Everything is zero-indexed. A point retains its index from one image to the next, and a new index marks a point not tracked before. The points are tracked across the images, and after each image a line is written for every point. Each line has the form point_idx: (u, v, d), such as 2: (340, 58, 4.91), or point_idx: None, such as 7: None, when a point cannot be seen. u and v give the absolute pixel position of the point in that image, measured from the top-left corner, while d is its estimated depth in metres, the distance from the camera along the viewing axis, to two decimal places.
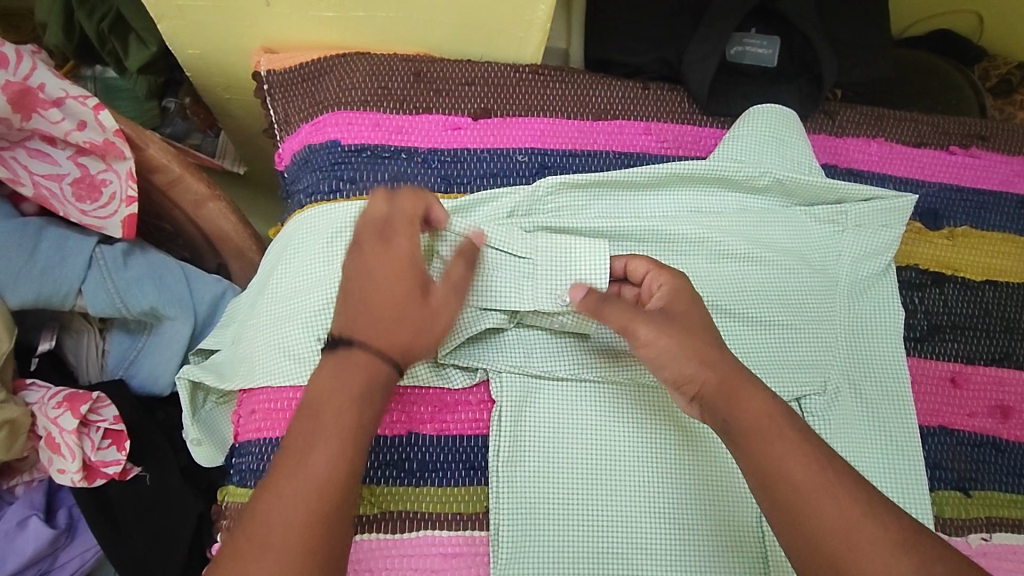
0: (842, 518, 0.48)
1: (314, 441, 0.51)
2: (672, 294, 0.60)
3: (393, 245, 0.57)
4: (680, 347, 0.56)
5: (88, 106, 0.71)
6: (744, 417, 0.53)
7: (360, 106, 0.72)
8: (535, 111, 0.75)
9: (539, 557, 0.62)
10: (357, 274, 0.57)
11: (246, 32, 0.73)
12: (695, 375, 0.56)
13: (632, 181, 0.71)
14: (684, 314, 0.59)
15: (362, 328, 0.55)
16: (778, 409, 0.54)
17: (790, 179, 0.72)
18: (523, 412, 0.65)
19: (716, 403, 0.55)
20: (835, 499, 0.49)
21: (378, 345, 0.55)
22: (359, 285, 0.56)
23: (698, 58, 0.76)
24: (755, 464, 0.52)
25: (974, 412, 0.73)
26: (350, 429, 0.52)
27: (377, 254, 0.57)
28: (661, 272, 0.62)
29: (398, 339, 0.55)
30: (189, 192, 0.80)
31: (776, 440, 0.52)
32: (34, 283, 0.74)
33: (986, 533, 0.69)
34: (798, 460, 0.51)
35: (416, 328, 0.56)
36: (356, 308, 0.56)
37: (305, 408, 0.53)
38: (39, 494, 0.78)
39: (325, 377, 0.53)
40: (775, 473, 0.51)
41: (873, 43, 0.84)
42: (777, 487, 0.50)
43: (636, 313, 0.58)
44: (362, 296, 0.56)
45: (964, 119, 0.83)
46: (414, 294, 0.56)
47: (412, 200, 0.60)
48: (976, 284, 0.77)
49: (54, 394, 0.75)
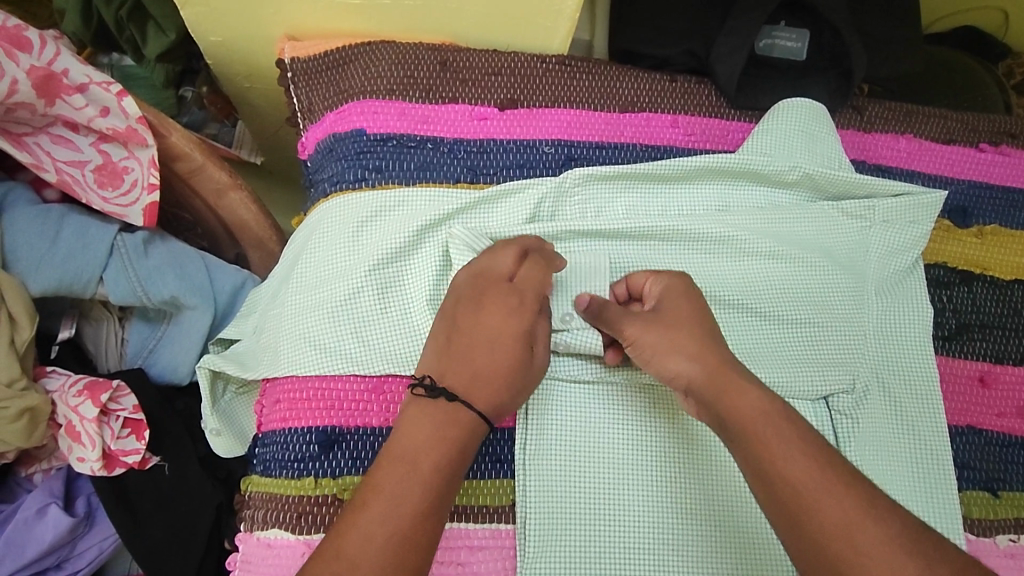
0: (844, 516, 0.47)
1: (416, 469, 0.51)
2: (667, 293, 0.61)
3: (512, 305, 0.59)
4: (665, 344, 0.57)
5: (112, 92, 0.71)
6: (736, 413, 0.53)
7: (385, 95, 0.72)
8: (561, 102, 0.74)
9: (566, 553, 0.61)
10: (473, 330, 0.58)
11: (270, 19, 0.73)
12: (683, 372, 0.56)
13: (660, 174, 0.70)
14: (675, 309, 0.59)
15: (470, 384, 0.55)
16: (771, 404, 0.53)
17: (819, 173, 0.71)
18: (548, 411, 0.64)
19: (706, 396, 0.55)
20: (834, 495, 0.48)
21: (486, 407, 0.55)
22: (467, 341, 0.57)
23: (726, 50, 0.75)
24: (751, 460, 0.51)
25: (1002, 412, 0.72)
26: (455, 459, 0.52)
27: (501, 314, 0.58)
28: (661, 274, 0.62)
29: (499, 400, 0.56)
30: (210, 181, 0.79)
31: (772, 437, 0.51)
32: (55, 270, 0.73)
33: (1014, 535, 0.68)
34: (797, 457, 0.50)
35: (517, 392, 0.57)
36: (464, 358, 0.56)
37: (409, 438, 0.52)
38: (58, 482, 0.78)
39: (433, 403, 0.54)
40: (772, 468, 0.50)
41: (903, 38, 0.83)
42: (774, 483, 0.49)
43: (626, 313, 0.60)
44: (476, 355, 0.57)
45: (994, 116, 0.82)
46: (524, 357, 0.58)
47: (538, 267, 0.62)
48: (1005, 282, 0.76)
49: (75, 382, 0.74)
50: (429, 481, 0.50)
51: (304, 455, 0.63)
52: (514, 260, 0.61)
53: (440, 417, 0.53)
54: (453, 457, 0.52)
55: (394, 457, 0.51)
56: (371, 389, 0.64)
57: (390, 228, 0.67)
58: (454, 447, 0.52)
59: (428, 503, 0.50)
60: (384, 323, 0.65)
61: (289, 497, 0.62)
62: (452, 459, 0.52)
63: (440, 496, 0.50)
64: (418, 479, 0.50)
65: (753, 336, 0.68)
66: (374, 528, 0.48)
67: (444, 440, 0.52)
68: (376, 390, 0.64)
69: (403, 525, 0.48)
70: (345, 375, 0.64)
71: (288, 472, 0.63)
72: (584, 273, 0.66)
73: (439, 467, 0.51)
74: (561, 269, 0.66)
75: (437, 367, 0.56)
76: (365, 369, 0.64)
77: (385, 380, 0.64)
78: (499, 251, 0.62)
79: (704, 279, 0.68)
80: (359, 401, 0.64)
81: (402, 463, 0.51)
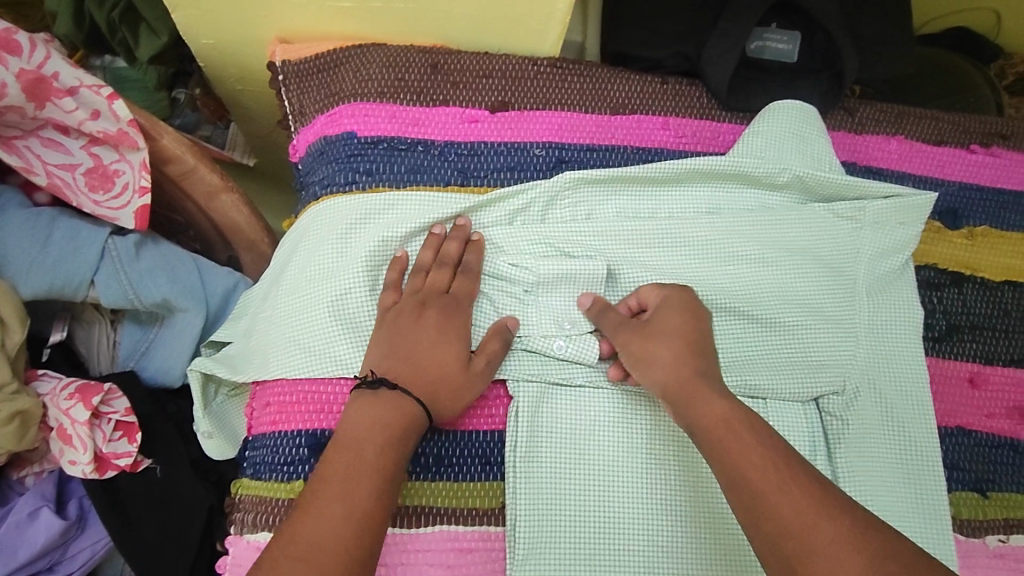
0: (797, 512, 0.47)
1: (361, 451, 0.55)
2: (665, 304, 0.62)
3: (449, 317, 0.63)
4: (649, 352, 0.59)
5: (101, 96, 0.70)
6: (704, 419, 0.54)
7: (376, 98, 0.72)
8: (552, 104, 0.75)
9: (555, 552, 0.61)
10: (407, 335, 0.61)
11: (261, 22, 0.73)
12: (658, 380, 0.58)
13: (651, 176, 0.71)
14: (668, 321, 0.60)
15: (410, 377, 0.59)
16: (735, 412, 0.54)
17: (810, 176, 0.71)
18: (539, 413, 0.64)
19: (678, 403, 0.57)
20: (789, 493, 0.49)
21: (421, 394, 0.59)
22: (404, 344, 0.61)
23: (718, 52, 0.75)
24: (716, 460, 0.52)
25: (991, 413, 0.72)
26: (395, 445, 0.56)
27: (435, 319, 0.62)
28: (661, 287, 0.63)
29: (435, 392, 0.60)
30: (202, 183, 0.79)
31: (733, 440, 0.52)
32: (46, 274, 0.73)
33: (1003, 535, 0.68)
34: (756, 457, 0.51)
35: (453, 391, 0.60)
36: (402, 359, 0.60)
37: (351, 426, 0.57)
38: (49, 486, 0.77)
39: (374, 398, 0.58)
40: (733, 471, 0.51)
41: (894, 39, 0.83)
42: (734, 480, 0.50)
43: (621, 322, 0.62)
44: (416, 354, 0.61)
45: (985, 117, 0.83)
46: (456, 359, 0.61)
47: (469, 279, 0.65)
48: (995, 284, 0.76)
49: (66, 385, 0.74)
50: (375, 467, 0.54)
51: (294, 458, 0.63)
52: (450, 273, 0.65)
53: (380, 409, 0.57)
54: (394, 443, 0.56)
55: (344, 442, 0.56)
56: None
57: (379, 229, 0.67)
58: (392, 435, 0.56)
59: (376, 485, 0.53)
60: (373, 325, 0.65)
61: (279, 500, 0.62)
62: (394, 445, 0.56)
63: (385, 476, 0.54)
64: (363, 465, 0.54)
65: (742, 338, 0.68)
66: (325, 509, 0.51)
67: (383, 424, 0.56)
68: None
69: (356, 505, 0.52)
70: (336, 378, 0.64)
71: (278, 475, 0.63)
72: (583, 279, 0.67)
73: (383, 446, 0.55)
74: (562, 276, 0.67)
75: (380, 365, 0.60)
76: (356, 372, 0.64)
77: None
78: (435, 250, 0.66)
79: (695, 280, 0.69)
80: None
81: (348, 452, 0.55)
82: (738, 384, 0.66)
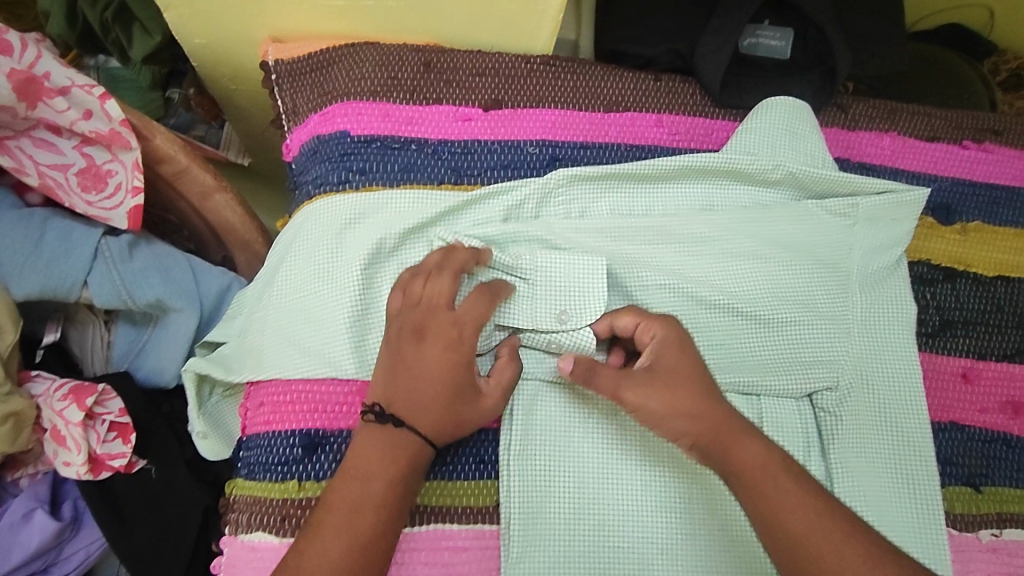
0: (845, 562, 0.50)
1: (369, 484, 0.55)
2: (662, 347, 0.59)
3: (457, 338, 0.59)
4: (669, 410, 0.56)
5: (94, 95, 0.70)
6: (742, 471, 0.54)
7: (369, 97, 0.71)
8: (546, 103, 0.74)
9: (550, 550, 0.61)
10: (416, 360, 0.58)
11: (254, 21, 0.72)
12: (687, 437, 0.56)
13: (645, 174, 0.71)
14: (672, 367, 0.58)
15: (417, 414, 0.57)
16: (774, 455, 0.55)
17: (802, 172, 0.72)
18: (533, 411, 0.64)
19: (713, 450, 0.56)
20: (836, 541, 0.51)
21: (427, 432, 0.58)
22: (412, 369, 0.58)
23: (710, 49, 0.76)
24: (758, 512, 0.53)
25: (984, 408, 0.72)
26: (403, 474, 0.56)
27: (444, 353, 0.58)
28: (651, 323, 0.61)
29: (443, 427, 0.58)
30: (195, 183, 0.79)
31: (778, 492, 0.53)
32: (39, 274, 0.73)
33: (996, 529, 0.69)
34: (798, 509, 0.52)
35: (459, 424, 0.59)
36: (410, 388, 0.58)
37: (360, 453, 0.56)
38: (44, 487, 0.77)
39: (381, 430, 0.57)
40: (779, 524, 0.52)
41: (888, 36, 0.83)
42: (786, 539, 0.51)
43: (620, 377, 0.58)
44: (420, 386, 0.58)
45: (977, 114, 0.83)
46: (464, 389, 0.59)
47: (481, 298, 0.61)
48: (988, 279, 0.76)
49: (60, 386, 0.74)
50: (380, 496, 0.55)
51: (288, 458, 0.63)
52: (453, 284, 0.60)
53: (389, 440, 0.57)
54: (403, 474, 0.56)
55: (352, 472, 0.56)
56: (355, 392, 0.64)
57: (373, 228, 0.67)
58: (402, 466, 0.56)
59: (379, 518, 0.54)
60: (368, 325, 0.65)
61: (274, 500, 0.62)
62: (401, 474, 0.56)
63: (390, 511, 0.55)
64: (369, 495, 0.55)
65: (736, 335, 0.68)
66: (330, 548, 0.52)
67: (392, 456, 0.56)
68: (361, 393, 0.64)
69: (359, 538, 0.53)
70: (329, 378, 0.64)
71: (272, 475, 0.62)
72: (582, 274, 0.66)
73: (390, 479, 0.55)
74: (560, 269, 0.66)
75: (385, 393, 0.58)
76: (350, 371, 0.64)
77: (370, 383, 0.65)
78: (443, 254, 0.62)
79: (688, 277, 0.69)
80: (344, 403, 0.64)
81: (355, 483, 0.55)
82: (732, 381, 0.66)
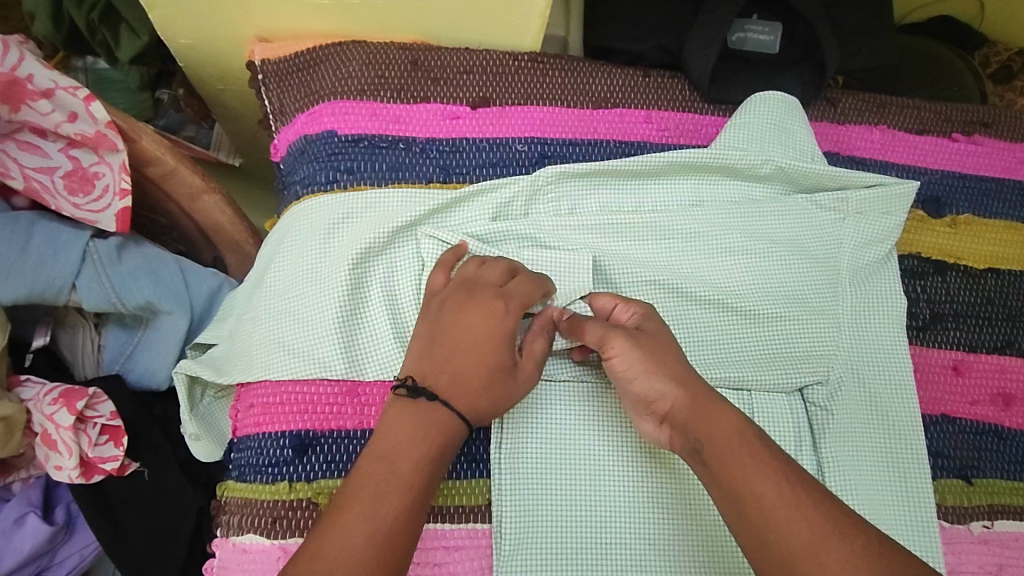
0: (808, 536, 0.48)
1: (395, 465, 0.52)
2: (643, 320, 0.60)
3: (500, 310, 0.59)
4: (652, 366, 0.56)
5: (79, 97, 0.70)
6: (712, 438, 0.53)
7: (356, 96, 0.71)
8: (535, 100, 0.74)
9: (541, 547, 0.61)
10: (456, 327, 0.58)
11: (238, 21, 0.72)
12: (664, 395, 0.56)
13: (634, 170, 0.70)
14: (657, 334, 0.59)
15: (452, 386, 0.56)
16: (746, 426, 0.53)
17: (791, 166, 0.71)
18: (523, 410, 0.64)
19: (684, 419, 0.55)
20: (801, 514, 0.49)
21: (464, 407, 0.56)
22: (453, 338, 0.58)
23: (699, 45, 0.75)
24: (724, 481, 0.51)
25: (975, 400, 0.72)
26: (431, 459, 0.53)
27: (486, 318, 0.58)
28: (628, 305, 0.61)
29: (477, 405, 0.57)
30: (184, 184, 0.79)
31: (747, 459, 0.51)
32: (26, 278, 0.72)
33: (988, 521, 0.69)
34: (763, 478, 0.50)
35: (496, 399, 0.58)
36: (447, 359, 0.57)
37: (388, 436, 0.54)
38: (36, 491, 0.77)
39: (415, 406, 0.55)
40: (743, 491, 0.50)
41: (876, 28, 0.83)
42: (744, 504, 0.50)
43: (610, 328, 0.59)
44: (458, 356, 0.57)
45: (967, 106, 0.83)
46: (503, 359, 0.58)
47: (526, 281, 0.62)
48: (978, 271, 0.76)
49: (49, 390, 0.74)
50: (407, 484, 0.52)
51: (278, 459, 0.62)
52: (504, 269, 0.62)
53: (419, 422, 0.55)
54: (432, 456, 0.54)
55: (379, 452, 0.53)
56: (343, 391, 0.64)
57: (361, 228, 0.66)
58: (433, 448, 0.54)
59: (406, 506, 0.51)
60: (356, 326, 0.65)
61: (264, 502, 0.62)
62: (429, 461, 0.53)
63: (416, 493, 0.52)
64: (394, 482, 0.51)
65: (727, 331, 0.68)
66: (351, 530, 0.49)
67: (423, 439, 0.54)
68: (351, 393, 0.64)
69: (380, 526, 0.49)
70: (319, 378, 0.64)
71: (263, 477, 0.62)
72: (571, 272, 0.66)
73: (417, 462, 0.53)
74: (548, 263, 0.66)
75: (418, 367, 0.58)
76: (339, 372, 0.64)
77: (360, 383, 0.64)
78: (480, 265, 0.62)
79: (678, 274, 0.69)
80: (333, 404, 0.64)
81: (382, 463, 0.52)
82: (723, 377, 0.66)
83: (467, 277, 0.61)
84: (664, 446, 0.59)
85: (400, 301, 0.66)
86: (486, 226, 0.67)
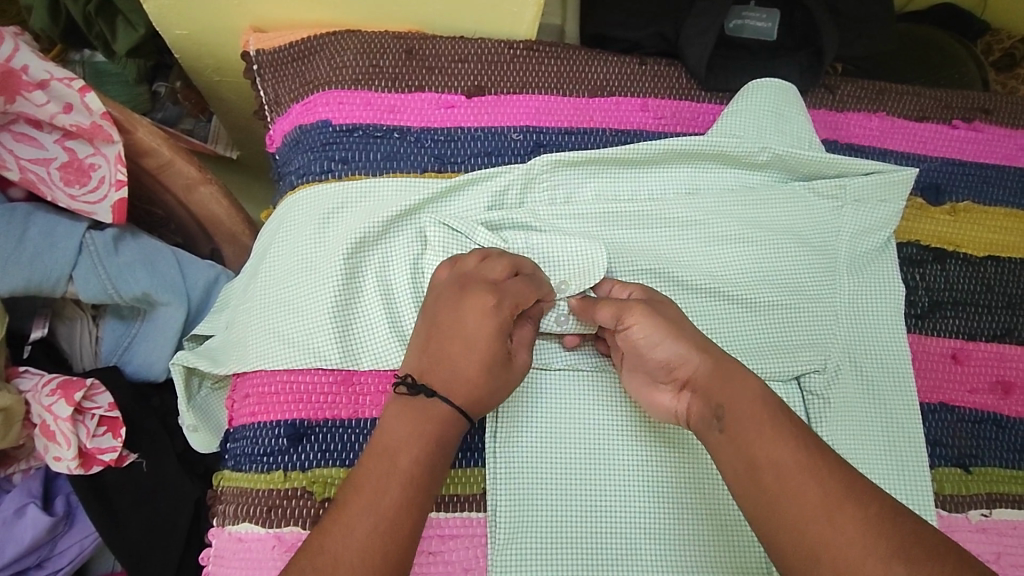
0: (822, 500, 0.47)
1: (395, 458, 0.52)
2: (654, 297, 0.61)
3: (499, 308, 0.57)
4: (671, 335, 0.57)
5: (73, 89, 0.70)
6: (734, 403, 0.52)
7: (351, 85, 0.71)
8: (529, 89, 0.74)
9: (536, 537, 0.61)
10: (453, 325, 0.57)
11: (233, 11, 0.72)
12: (686, 362, 0.56)
13: (629, 158, 0.70)
14: (670, 309, 0.59)
15: (452, 383, 0.56)
16: (768, 395, 0.53)
17: (789, 154, 0.71)
18: (519, 400, 0.64)
19: (707, 386, 0.55)
20: (817, 480, 0.48)
21: (461, 402, 0.56)
22: (451, 335, 0.57)
23: (696, 32, 0.75)
24: (743, 446, 0.51)
25: (974, 388, 0.72)
26: (434, 455, 0.53)
27: (482, 313, 0.57)
28: (633, 285, 0.63)
29: (475, 400, 0.56)
30: (180, 176, 0.79)
31: (766, 424, 0.51)
32: (22, 270, 0.72)
33: (986, 510, 0.68)
34: (780, 443, 0.50)
35: (495, 391, 0.57)
36: (444, 356, 0.57)
37: (389, 430, 0.54)
38: (36, 482, 0.77)
39: (412, 402, 0.55)
40: (761, 457, 0.50)
41: (876, 15, 0.82)
42: (763, 468, 0.49)
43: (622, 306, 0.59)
44: (456, 352, 0.56)
45: (968, 93, 0.82)
46: (499, 355, 0.57)
47: (526, 283, 0.60)
48: (977, 260, 0.76)
49: (47, 382, 0.74)
50: (409, 480, 0.51)
51: (273, 448, 0.62)
52: (505, 266, 0.60)
53: (417, 414, 0.54)
54: (432, 448, 0.53)
55: (381, 445, 0.53)
56: (339, 381, 0.64)
57: (356, 218, 0.66)
58: (431, 442, 0.53)
59: (409, 497, 0.50)
60: (351, 316, 0.65)
61: (259, 491, 0.62)
62: (430, 452, 0.53)
63: (418, 483, 0.51)
64: (397, 476, 0.51)
65: (725, 319, 0.68)
66: (356, 520, 0.48)
67: (422, 432, 0.53)
68: (346, 382, 0.64)
69: (383, 517, 0.49)
70: (314, 369, 0.64)
71: (258, 466, 0.62)
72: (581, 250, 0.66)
73: (418, 454, 0.52)
74: (554, 247, 0.66)
75: (418, 363, 0.57)
76: (334, 362, 0.64)
77: (355, 373, 0.64)
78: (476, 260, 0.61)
79: (674, 262, 0.68)
80: (328, 394, 0.64)
81: (382, 456, 0.52)
82: None
83: (464, 272, 0.60)
84: (681, 419, 0.58)
85: (395, 292, 0.66)
86: (482, 214, 0.67)
